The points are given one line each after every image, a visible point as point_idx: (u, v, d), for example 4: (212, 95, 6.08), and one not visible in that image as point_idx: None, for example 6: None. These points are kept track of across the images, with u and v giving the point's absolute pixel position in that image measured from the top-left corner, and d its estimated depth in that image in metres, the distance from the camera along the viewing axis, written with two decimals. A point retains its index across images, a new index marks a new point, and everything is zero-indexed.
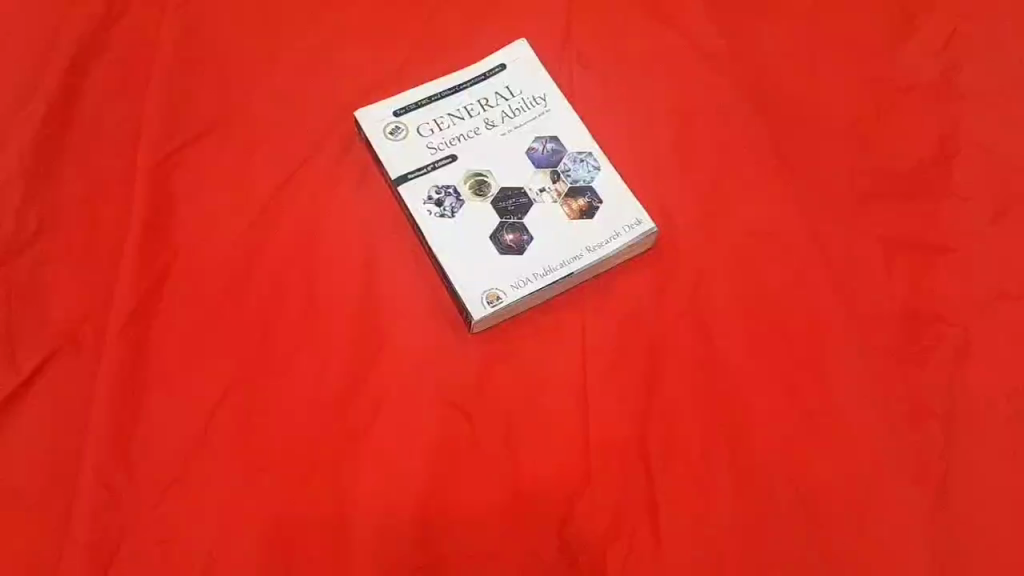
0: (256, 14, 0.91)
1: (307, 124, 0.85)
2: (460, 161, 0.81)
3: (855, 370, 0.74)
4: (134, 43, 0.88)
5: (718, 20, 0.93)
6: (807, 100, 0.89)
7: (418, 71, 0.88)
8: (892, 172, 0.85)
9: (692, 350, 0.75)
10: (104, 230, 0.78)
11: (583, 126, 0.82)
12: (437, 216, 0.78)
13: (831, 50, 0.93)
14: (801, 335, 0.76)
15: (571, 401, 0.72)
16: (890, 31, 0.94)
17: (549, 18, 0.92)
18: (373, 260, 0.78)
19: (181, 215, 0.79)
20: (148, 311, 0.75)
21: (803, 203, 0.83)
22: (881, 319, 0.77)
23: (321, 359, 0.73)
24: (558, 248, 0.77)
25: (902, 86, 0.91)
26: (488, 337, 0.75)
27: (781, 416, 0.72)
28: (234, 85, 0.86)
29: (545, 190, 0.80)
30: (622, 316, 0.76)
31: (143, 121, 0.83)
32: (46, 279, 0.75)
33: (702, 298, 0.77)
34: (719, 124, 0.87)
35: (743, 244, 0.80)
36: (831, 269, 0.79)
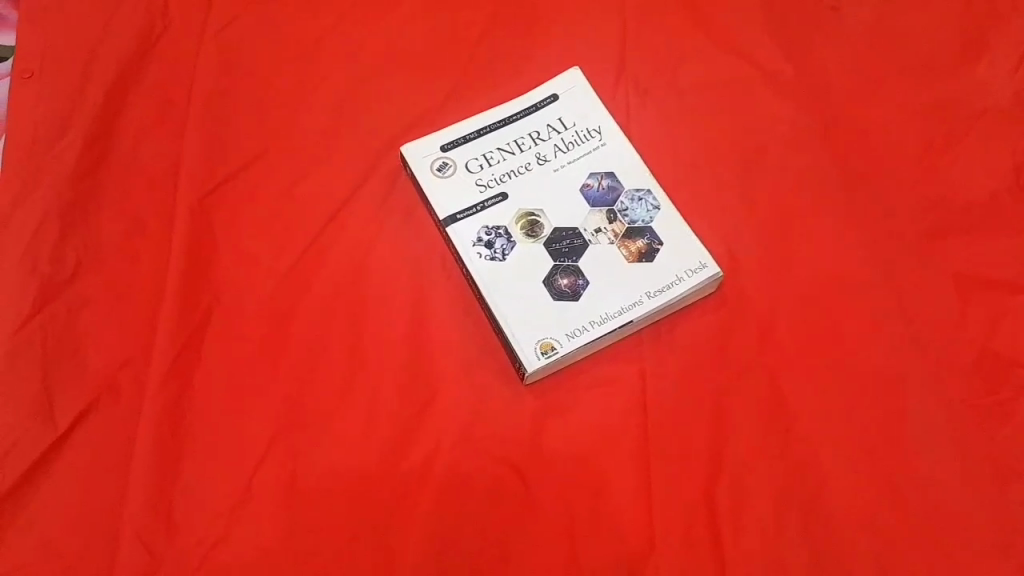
0: (296, 41, 0.87)
1: (350, 157, 0.81)
2: (511, 200, 0.77)
3: (935, 425, 0.69)
4: (169, 74, 0.85)
5: (778, 40, 0.88)
6: (876, 126, 0.84)
7: (466, 101, 0.84)
8: (968, 203, 0.80)
9: (759, 402, 0.70)
10: (142, 273, 0.75)
11: (641, 161, 0.78)
12: (487, 259, 0.74)
13: (900, 71, 0.88)
14: (876, 385, 0.71)
15: (632, 460, 0.68)
16: (961, 49, 0.89)
17: (601, 41, 0.88)
18: (421, 304, 0.74)
19: (221, 256, 0.76)
20: (189, 360, 0.72)
21: (873, 239, 0.78)
22: (959, 367, 0.72)
23: (367, 410, 0.70)
24: (616, 294, 0.73)
25: (974, 108, 0.85)
26: (542, 388, 0.71)
27: (856, 474, 0.68)
28: (275, 116, 0.83)
29: (601, 230, 0.75)
30: (683, 366, 0.71)
31: (182, 156, 0.80)
32: (83, 325, 0.73)
33: (770, 345, 0.73)
34: (782, 154, 0.82)
35: (810, 286, 0.75)
36: (906, 312, 0.74)
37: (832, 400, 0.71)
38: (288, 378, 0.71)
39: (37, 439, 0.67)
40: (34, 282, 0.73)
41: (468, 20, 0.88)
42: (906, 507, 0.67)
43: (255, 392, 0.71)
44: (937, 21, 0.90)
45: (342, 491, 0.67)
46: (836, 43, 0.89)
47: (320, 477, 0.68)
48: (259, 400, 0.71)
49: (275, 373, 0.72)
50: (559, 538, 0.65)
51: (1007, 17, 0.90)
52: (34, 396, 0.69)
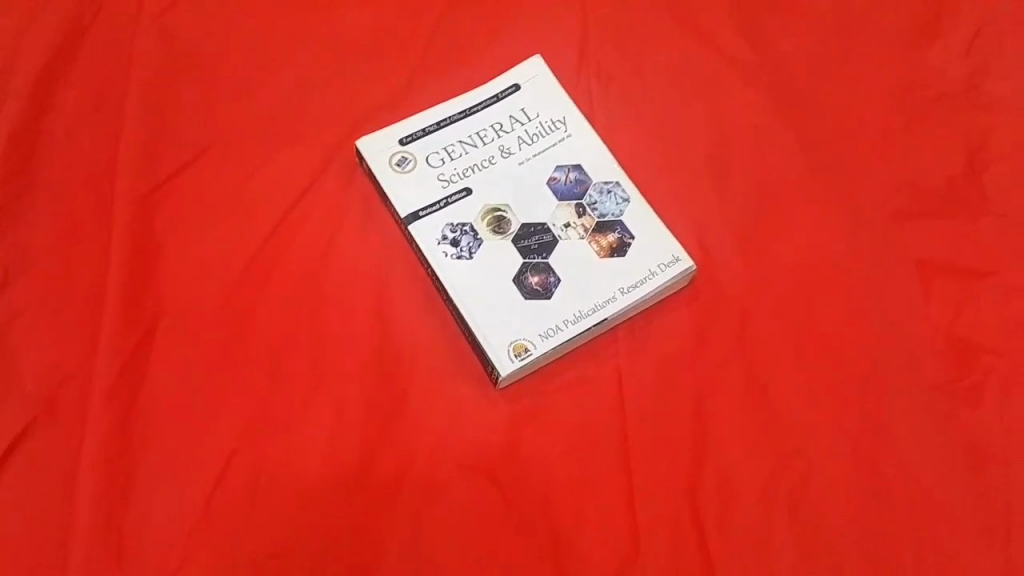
0: (240, 27, 0.82)
1: (303, 151, 0.77)
2: (476, 195, 0.73)
3: (911, 412, 0.69)
4: (102, 63, 0.79)
5: (739, 23, 0.87)
6: (837, 110, 0.83)
7: (424, 89, 0.80)
8: (930, 187, 0.80)
9: (738, 396, 0.69)
10: (81, 280, 0.70)
11: (608, 152, 0.75)
12: (453, 259, 0.71)
13: (860, 54, 0.87)
14: (851, 375, 0.70)
15: (612, 462, 0.66)
16: (917, 31, 0.89)
17: (561, 26, 0.85)
18: (385, 306, 0.71)
19: (167, 259, 0.71)
20: (137, 373, 0.67)
21: (841, 226, 0.77)
22: (932, 352, 0.71)
23: (333, 420, 0.66)
24: (589, 291, 0.70)
25: (929, 93, 0.85)
26: (517, 390, 0.68)
27: (837, 466, 0.67)
28: (220, 108, 0.78)
29: (570, 225, 0.72)
30: (660, 362, 0.69)
31: (119, 153, 0.75)
32: (16, 339, 0.67)
33: (746, 337, 0.71)
34: (748, 141, 0.80)
35: (781, 277, 0.74)
36: (877, 300, 0.74)
37: (810, 391, 0.69)
38: (246, 387, 0.67)
39: None
40: None
41: (421, 5, 0.84)
42: (886, 497, 0.66)
43: (212, 405, 0.66)
44: (892, 5, 0.90)
45: (309, 506, 0.64)
46: (796, 26, 0.88)
47: (285, 492, 0.64)
48: (217, 413, 0.66)
49: (232, 383, 0.67)
50: (541, 548, 0.63)
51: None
52: None
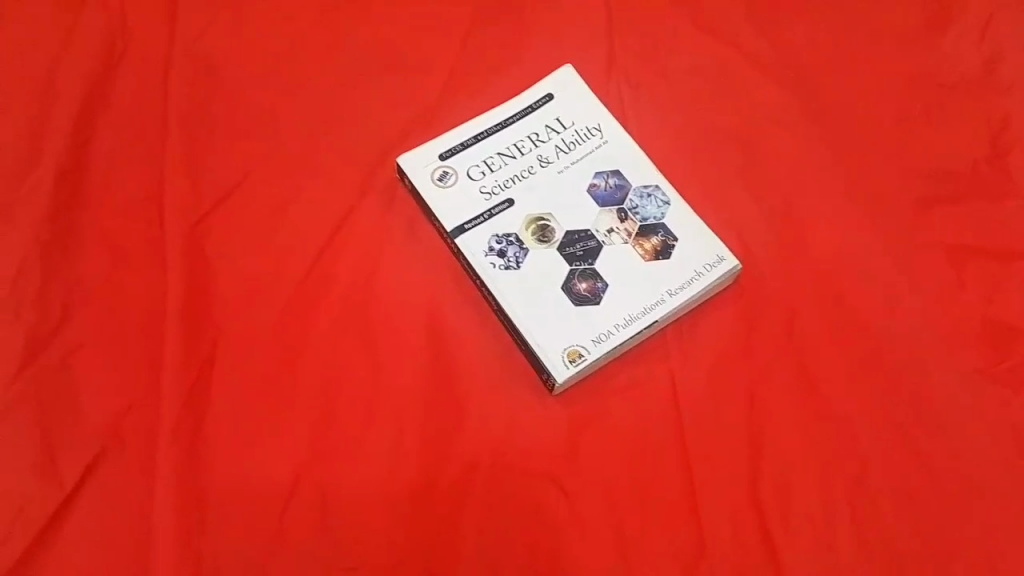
0: (270, 51, 0.84)
1: (342, 173, 0.78)
2: (518, 206, 0.74)
3: (956, 397, 0.70)
4: (138, 95, 0.80)
5: (759, 19, 0.88)
6: (860, 101, 0.85)
7: (457, 104, 0.81)
8: (956, 172, 0.81)
9: (787, 391, 0.70)
10: (136, 310, 0.71)
11: (645, 156, 0.76)
12: (502, 269, 0.72)
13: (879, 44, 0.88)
14: (895, 365, 0.72)
15: (670, 462, 0.67)
16: (932, 17, 0.90)
17: (585, 34, 0.86)
18: (436, 321, 0.72)
19: (219, 285, 0.72)
20: (200, 399, 0.68)
21: (873, 218, 0.78)
22: (970, 337, 0.73)
23: (394, 435, 0.67)
24: (637, 295, 0.71)
25: (947, 79, 0.86)
26: (572, 396, 0.69)
27: (888, 454, 0.68)
28: (258, 133, 0.80)
29: (613, 230, 0.73)
30: (709, 362, 0.71)
31: (163, 181, 0.76)
32: (78, 372, 0.68)
33: (790, 331, 0.72)
34: (777, 137, 0.81)
35: (820, 271, 0.76)
36: (913, 289, 0.75)
37: (857, 382, 0.71)
38: (307, 408, 0.68)
39: (45, 500, 0.63)
40: (20, 331, 0.68)
41: (447, 20, 0.86)
42: (939, 482, 0.67)
43: (274, 427, 0.68)
44: None
45: (378, 522, 0.65)
46: (814, 17, 0.89)
47: (354, 509, 0.65)
48: (280, 434, 0.67)
49: (292, 404, 0.68)
50: (608, 551, 0.64)
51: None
52: (37, 454, 0.64)
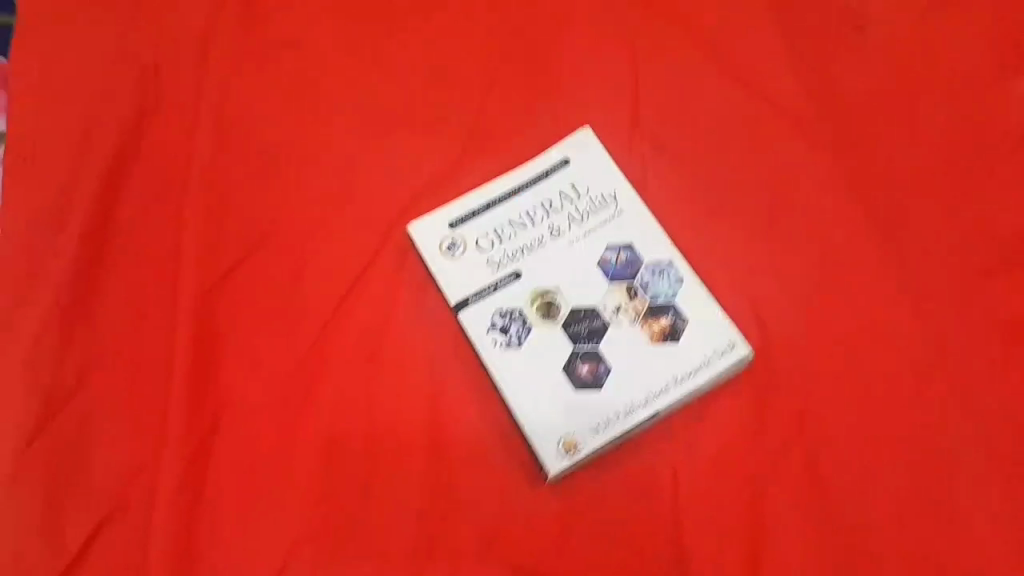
0: (292, 108, 0.84)
1: (353, 237, 0.77)
2: (525, 279, 0.74)
3: (995, 499, 0.63)
4: (163, 156, 0.81)
5: (800, 66, 0.82)
6: (914, 152, 0.76)
7: (473, 166, 0.80)
8: (1018, 232, 0.72)
9: (803, 486, 0.65)
10: (146, 375, 0.72)
11: (660, 229, 0.75)
12: (502, 347, 0.71)
13: (939, 85, 0.79)
14: (930, 459, 0.65)
15: (666, 560, 0.63)
16: (1002, 53, 0.80)
17: (611, 90, 0.82)
18: (436, 396, 0.70)
19: (228, 351, 0.73)
20: (201, 468, 0.69)
21: (918, 288, 0.70)
22: (1019, 428, 0.65)
23: (385, 516, 0.66)
24: (641, 381, 0.69)
25: (1020, 126, 0.77)
26: (570, 483, 0.67)
27: (912, 563, 0.62)
28: (275, 191, 0.80)
29: (621, 308, 0.72)
30: (717, 452, 0.67)
31: (182, 242, 0.77)
32: (88, 436, 0.70)
33: (811, 419, 0.67)
34: (813, 197, 0.75)
35: (852, 350, 0.69)
36: (960, 370, 0.67)
37: (884, 478, 0.64)
38: (302, 481, 0.68)
39: (49, 565, 0.65)
40: (37, 395, 0.70)
41: (470, 78, 0.84)
42: None
43: (271, 500, 0.68)
44: (975, 31, 0.82)
45: None
46: (864, 60, 0.82)
47: None
48: (275, 507, 0.67)
49: (289, 477, 0.68)
50: None
51: None
52: (45, 518, 0.66)
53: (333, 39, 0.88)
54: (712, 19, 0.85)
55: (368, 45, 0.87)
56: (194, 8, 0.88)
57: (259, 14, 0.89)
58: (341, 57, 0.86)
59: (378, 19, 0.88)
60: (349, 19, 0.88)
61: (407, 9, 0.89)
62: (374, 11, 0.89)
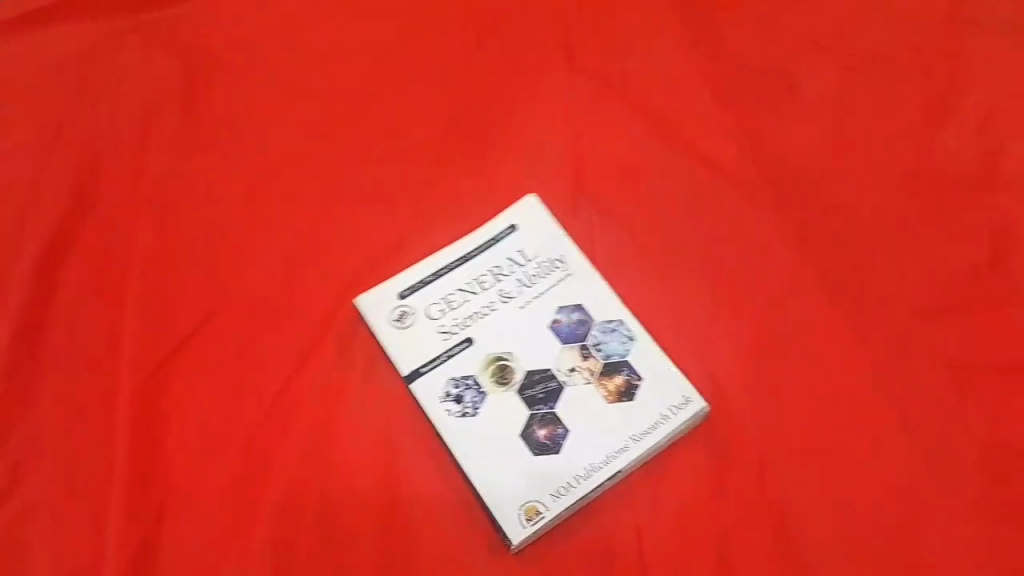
0: (235, 187, 0.83)
1: (300, 312, 0.76)
2: (477, 345, 0.73)
3: (956, 539, 0.63)
4: (102, 241, 0.80)
5: (735, 125, 0.84)
6: (846, 205, 0.79)
7: (420, 237, 0.80)
8: (949, 277, 0.75)
9: (766, 538, 0.64)
10: (87, 467, 0.69)
11: (609, 289, 0.75)
12: (458, 416, 0.70)
13: (867, 142, 0.83)
14: (887, 505, 0.65)
15: None
16: (922, 110, 0.84)
17: (553, 156, 0.84)
18: (392, 468, 0.68)
19: (174, 436, 0.71)
20: (147, 562, 0.66)
21: (861, 336, 0.72)
22: (969, 467, 0.66)
23: None
24: (599, 441, 0.68)
25: (942, 177, 0.80)
26: (535, 550, 0.65)
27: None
28: (220, 270, 0.79)
29: (575, 369, 0.72)
30: (679, 510, 0.66)
31: (124, 327, 0.75)
32: (27, 536, 0.66)
33: (772, 470, 0.67)
34: (754, 252, 0.77)
35: (804, 399, 0.70)
36: (907, 414, 0.68)
37: (847, 526, 0.65)
38: (255, 566, 0.65)
39: None
40: None
41: (413, 150, 0.85)
42: None
43: None
44: (895, 88, 0.86)
45: None
46: (794, 118, 0.85)
47: None
48: None
49: (241, 563, 0.65)
50: None
51: (965, 72, 0.86)
52: None
53: (273, 116, 0.88)
54: (647, 84, 0.88)
55: (309, 122, 0.87)
56: (133, 93, 0.88)
57: (198, 94, 0.89)
58: (283, 135, 0.86)
59: (319, 95, 0.89)
60: (289, 96, 0.89)
61: (347, 84, 0.89)
62: (314, 87, 0.89)
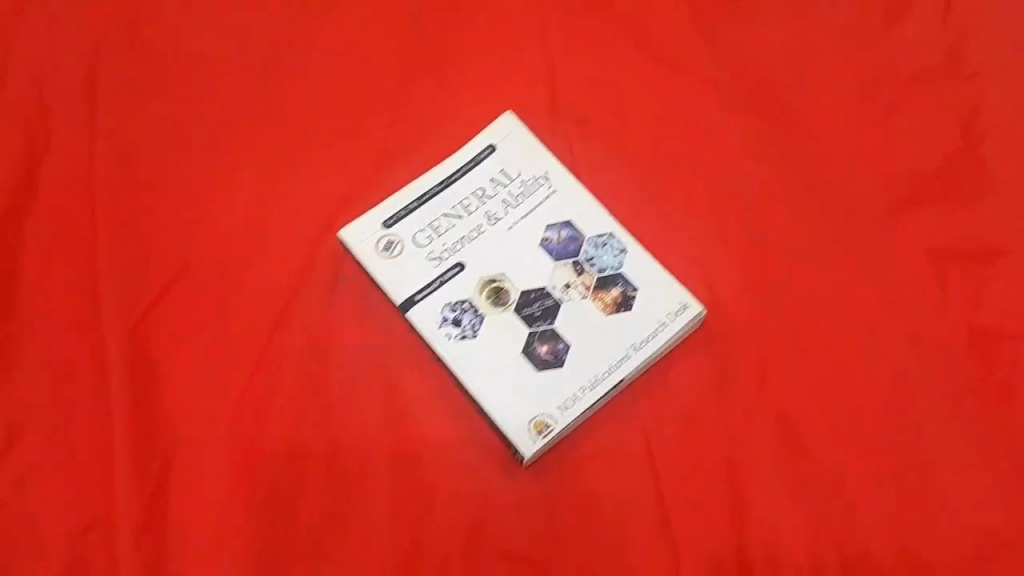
0: (197, 127, 0.80)
1: (285, 251, 0.75)
2: (469, 269, 0.73)
3: (945, 421, 0.67)
4: (66, 191, 0.76)
5: (704, 30, 0.83)
6: (820, 104, 0.80)
7: (399, 166, 0.78)
8: (924, 167, 0.76)
9: (768, 433, 0.67)
10: (83, 423, 0.68)
11: (597, 203, 0.75)
12: (458, 339, 0.70)
13: (837, 37, 0.83)
14: (880, 392, 0.68)
15: (651, 526, 0.64)
16: (890, 0, 0.84)
17: (525, 74, 0.82)
18: (396, 399, 0.69)
19: (168, 385, 0.69)
20: (160, 510, 0.65)
21: (844, 231, 0.74)
22: (954, 348, 0.69)
23: (363, 528, 0.65)
24: (601, 353, 0.69)
25: (912, 68, 0.81)
26: (546, 467, 0.66)
27: (880, 493, 0.65)
28: (194, 215, 0.76)
29: (571, 285, 0.72)
30: (683, 413, 0.68)
31: (100, 280, 0.73)
32: (31, 497, 0.65)
33: (769, 368, 0.69)
34: (735, 156, 0.77)
35: (793, 299, 0.71)
36: (893, 304, 0.71)
37: (844, 419, 0.67)
38: (271, 507, 0.65)
39: None
40: None
41: (381, 76, 0.82)
42: (935, 517, 0.64)
43: (241, 532, 0.65)
44: None
45: None
46: (764, 19, 0.84)
47: None
48: (247, 538, 0.64)
49: (256, 505, 0.65)
50: None
51: None
52: None
53: (228, 49, 0.84)
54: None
55: (268, 52, 0.84)
56: (76, 34, 0.83)
57: (146, 32, 0.84)
58: (242, 69, 0.83)
59: (273, 23, 0.85)
60: (243, 26, 0.85)
61: (303, 9, 0.85)
62: (269, 14, 0.85)
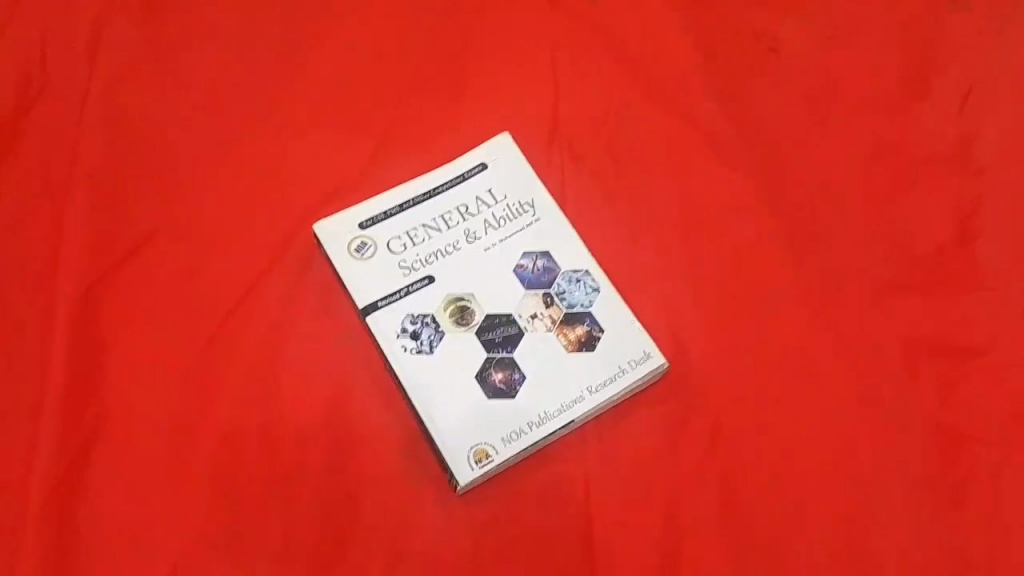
0: (193, 102, 0.79)
1: (256, 235, 0.73)
2: (438, 284, 0.71)
3: (896, 516, 0.64)
4: (49, 143, 0.76)
5: (715, 87, 0.82)
6: (820, 174, 0.78)
7: (386, 169, 0.77)
8: (915, 254, 0.74)
9: (712, 497, 0.65)
10: (19, 376, 0.66)
11: (578, 238, 0.74)
12: (413, 353, 0.68)
13: (847, 114, 0.82)
14: (833, 474, 0.66)
15: (577, 573, 0.62)
16: (905, 86, 0.83)
17: (530, 99, 0.81)
18: (340, 404, 0.67)
19: (112, 354, 0.68)
20: (79, 477, 0.63)
21: (823, 305, 0.72)
22: (916, 442, 0.67)
23: (281, 528, 0.63)
24: (555, 390, 0.68)
25: (918, 154, 0.79)
26: (480, 499, 0.64)
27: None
28: (173, 188, 0.75)
29: (537, 316, 0.71)
30: (629, 464, 0.66)
31: (65, 235, 0.72)
32: None
33: (723, 432, 0.67)
34: (725, 214, 0.76)
35: (760, 365, 0.69)
36: (861, 386, 0.69)
37: (795, 497, 0.65)
38: (191, 495, 0.63)
39: None
40: None
41: (385, 79, 0.81)
42: None
43: (156, 515, 0.63)
44: (878, 62, 0.84)
45: None
46: (776, 84, 0.83)
47: None
48: (161, 523, 0.62)
49: (176, 491, 0.63)
50: None
51: (951, 51, 0.84)
52: None
53: (239, 29, 0.83)
54: (629, 35, 0.85)
55: (277, 39, 0.83)
56: None
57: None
58: (249, 51, 0.82)
59: (288, 11, 0.84)
60: (258, 10, 0.84)
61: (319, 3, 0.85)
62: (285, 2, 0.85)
